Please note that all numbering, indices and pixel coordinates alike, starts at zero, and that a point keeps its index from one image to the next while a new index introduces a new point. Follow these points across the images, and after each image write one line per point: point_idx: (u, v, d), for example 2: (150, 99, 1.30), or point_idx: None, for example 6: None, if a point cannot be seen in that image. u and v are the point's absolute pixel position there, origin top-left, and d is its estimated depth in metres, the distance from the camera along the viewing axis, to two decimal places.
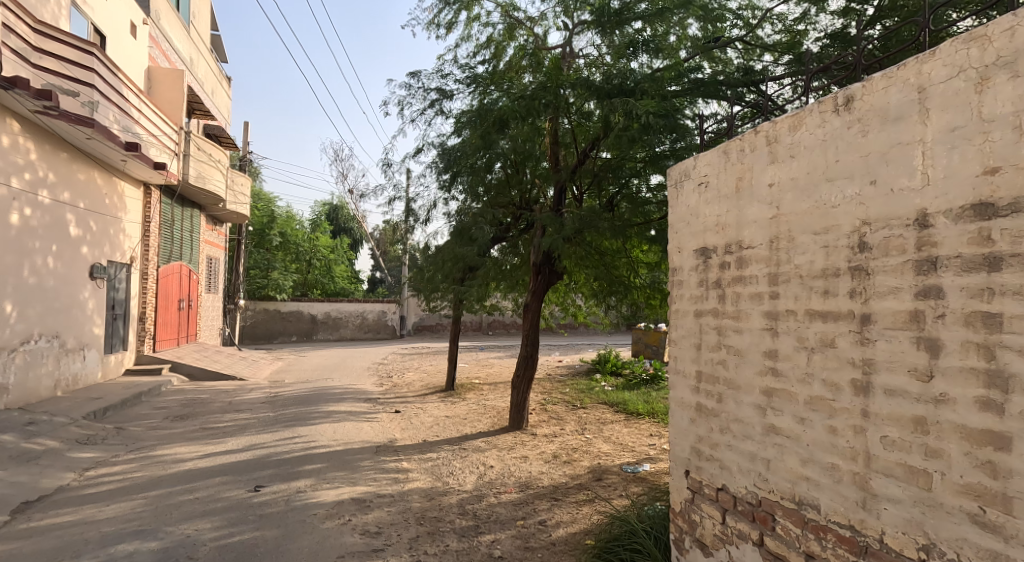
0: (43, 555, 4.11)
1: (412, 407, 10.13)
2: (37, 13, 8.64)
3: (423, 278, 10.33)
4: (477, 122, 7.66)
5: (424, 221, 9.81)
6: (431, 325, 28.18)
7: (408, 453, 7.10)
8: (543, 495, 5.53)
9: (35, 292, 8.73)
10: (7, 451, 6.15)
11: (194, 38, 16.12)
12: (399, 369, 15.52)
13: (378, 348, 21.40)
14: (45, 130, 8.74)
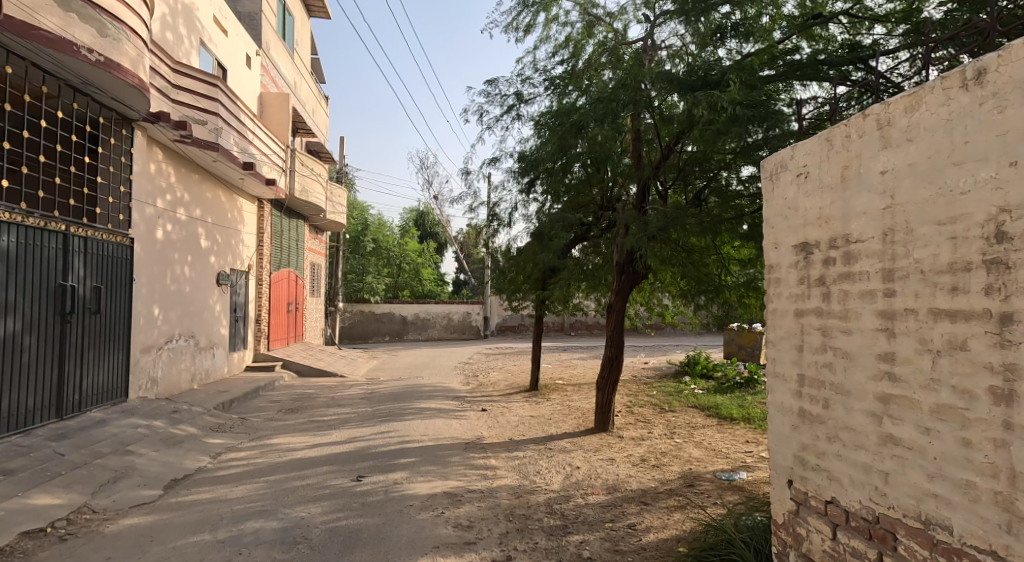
0: (189, 526, 4.61)
1: (499, 406, 10.26)
2: (174, 52, 9.61)
3: (506, 280, 10.56)
4: (558, 124, 7.67)
5: (507, 224, 9.95)
6: (514, 325, 28.35)
7: (496, 450, 7.20)
8: (631, 498, 5.40)
9: (176, 298, 9.65)
10: (157, 436, 6.97)
11: (298, 63, 17.34)
12: (486, 369, 15.75)
13: (464, 348, 21.83)
14: (181, 156, 9.68)
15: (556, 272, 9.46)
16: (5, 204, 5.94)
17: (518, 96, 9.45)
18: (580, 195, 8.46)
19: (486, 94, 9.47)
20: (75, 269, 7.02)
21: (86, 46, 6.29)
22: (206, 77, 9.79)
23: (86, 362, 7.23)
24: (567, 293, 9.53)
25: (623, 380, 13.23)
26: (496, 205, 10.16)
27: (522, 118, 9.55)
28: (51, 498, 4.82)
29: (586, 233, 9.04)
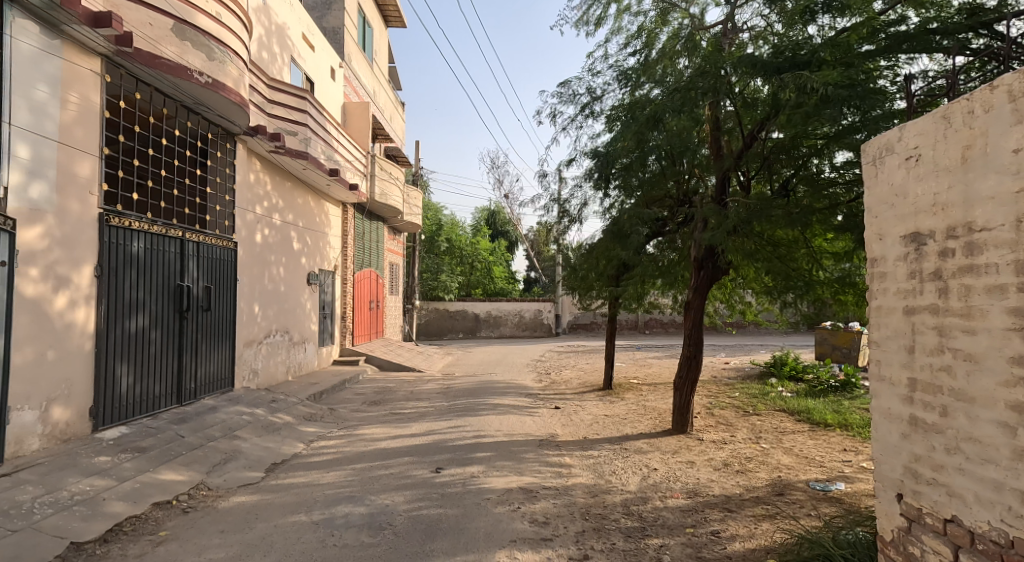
0: (286, 508, 4.89)
1: (572, 404, 10.13)
2: (268, 68, 10.16)
3: (578, 277, 10.46)
4: (631, 118, 7.42)
5: (578, 220, 9.81)
6: (586, 323, 27.97)
7: (571, 448, 7.10)
8: (714, 504, 5.14)
9: (272, 296, 10.23)
10: (259, 423, 7.47)
11: (377, 72, 17.93)
12: (558, 366, 15.65)
13: (536, 345, 21.84)
14: (276, 166, 10.23)
15: (629, 269, 9.45)
16: (135, 214, 6.52)
17: (592, 92, 9.24)
18: (656, 190, 8.25)
19: (559, 94, 9.49)
20: (190, 271, 7.57)
21: (197, 70, 6.86)
22: (295, 90, 10.26)
23: (200, 354, 7.80)
24: (643, 290, 9.33)
25: (702, 380, 12.74)
26: (568, 202, 10.07)
27: (597, 114, 9.38)
28: (176, 474, 5.39)
29: (661, 229, 8.55)
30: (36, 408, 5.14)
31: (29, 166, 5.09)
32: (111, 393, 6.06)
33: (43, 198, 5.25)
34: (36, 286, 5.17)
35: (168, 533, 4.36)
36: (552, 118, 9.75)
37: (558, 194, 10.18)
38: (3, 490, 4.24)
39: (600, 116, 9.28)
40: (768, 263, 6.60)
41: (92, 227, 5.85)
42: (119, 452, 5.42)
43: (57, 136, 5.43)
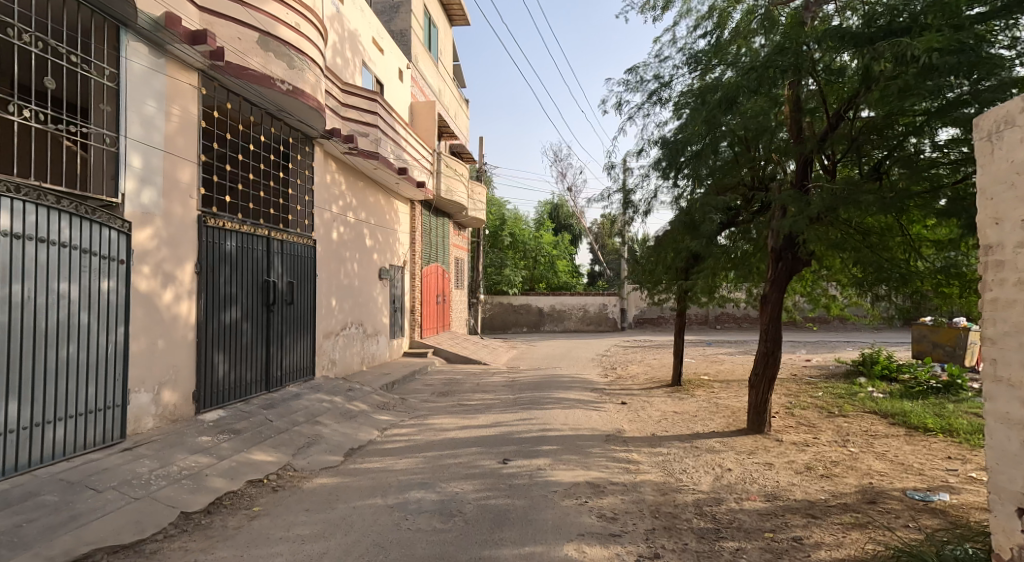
0: (363, 491, 5.11)
1: (639, 400, 9.96)
2: (341, 72, 10.54)
3: (644, 269, 10.26)
4: (700, 104, 7.23)
5: (644, 212, 9.64)
6: (653, 318, 27.35)
7: (638, 444, 6.99)
8: (796, 509, 4.91)
9: (348, 290, 10.67)
10: (337, 410, 7.83)
11: (442, 71, 18.24)
12: (624, 361, 15.43)
13: (601, 340, 21.62)
14: (349, 166, 10.59)
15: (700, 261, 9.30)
16: (228, 215, 6.98)
17: (659, 78, 9.02)
18: (728, 177, 7.95)
19: (625, 82, 9.34)
20: (275, 267, 8.02)
21: (279, 79, 7.23)
22: (366, 93, 10.58)
23: (285, 345, 8.27)
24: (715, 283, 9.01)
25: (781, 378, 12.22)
26: (633, 193, 9.88)
27: (664, 101, 9.14)
28: (266, 455, 5.75)
29: (734, 218, 8.39)
30: (151, 390, 5.65)
31: (141, 174, 5.56)
32: (209, 379, 6.53)
33: (153, 203, 5.71)
34: (148, 281, 5.62)
35: (262, 509, 4.67)
36: (617, 107, 9.61)
37: (624, 184, 10.02)
38: (123, 462, 4.69)
39: (666, 103, 9.07)
40: (856, 254, 6.22)
41: (193, 227, 6.32)
42: (217, 433, 5.85)
43: (163, 145, 5.89)
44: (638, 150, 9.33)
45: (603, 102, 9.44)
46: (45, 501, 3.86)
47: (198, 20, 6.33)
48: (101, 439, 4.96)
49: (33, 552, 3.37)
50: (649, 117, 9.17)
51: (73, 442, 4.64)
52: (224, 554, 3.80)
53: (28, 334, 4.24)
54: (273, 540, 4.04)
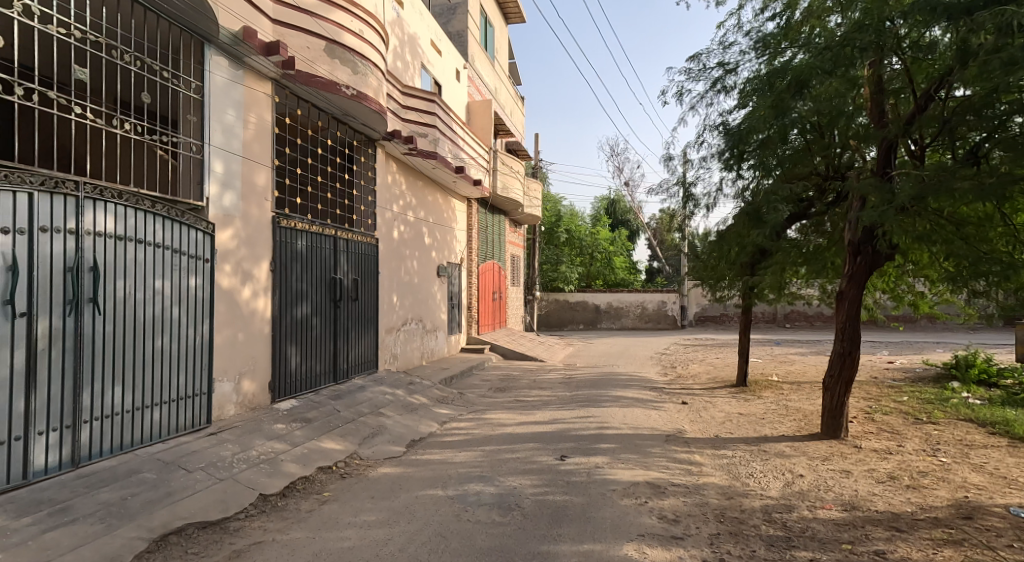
0: (425, 481, 5.34)
1: (701, 400, 9.80)
2: (401, 75, 10.87)
3: (706, 265, 10.08)
4: (767, 91, 7.14)
5: (705, 206, 9.57)
6: (715, 316, 26.59)
7: (701, 445, 6.93)
8: (877, 521, 4.70)
9: (408, 287, 11.02)
10: (399, 402, 8.15)
11: (498, 69, 18.44)
12: (685, 360, 15.19)
13: (660, 338, 21.32)
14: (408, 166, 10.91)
15: (767, 256, 9.23)
16: (299, 216, 7.40)
17: (724, 65, 8.86)
18: (798, 166, 7.67)
19: (687, 71, 9.25)
20: (341, 265, 8.42)
21: (344, 84, 7.56)
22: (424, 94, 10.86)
23: (351, 339, 8.67)
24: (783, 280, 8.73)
25: (860, 381, 11.72)
26: (694, 186, 9.73)
27: (729, 88, 8.96)
28: (335, 443, 6.09)
29: (807, 210, 8.44)
30: (233, 379, 6.09)
31: (222, 178, 5.98)
32: (283, 369, 6.94)
33: (233, 205, 6.14)
34: (229, 279, 6.05)
35: (331, 494, 4.97)
36: (678, 98, 9.52)
37: (684, 176, 9.88)
38: (209, 446, 5.09)
39: (730, 91, 8.94)
40: (947, 245, 5.79)
41: (268, 228, 6.74)
42: (290, 421, 6.24)
43: (241, 152, 6.31)
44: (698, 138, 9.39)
45: (664, 93, 9.47)
46: (144, 478, 4.27)
47: (271, 33, 6.78)
48: (190, 423, 5.41)
49: (137, 523, 3.75)
50: (712, 106, 9.19)
51: (167, 425, 5.09)
52: (298, 535, 4.09)
53: (129, 327, 4.66)
54: (343, 525, 4.31)
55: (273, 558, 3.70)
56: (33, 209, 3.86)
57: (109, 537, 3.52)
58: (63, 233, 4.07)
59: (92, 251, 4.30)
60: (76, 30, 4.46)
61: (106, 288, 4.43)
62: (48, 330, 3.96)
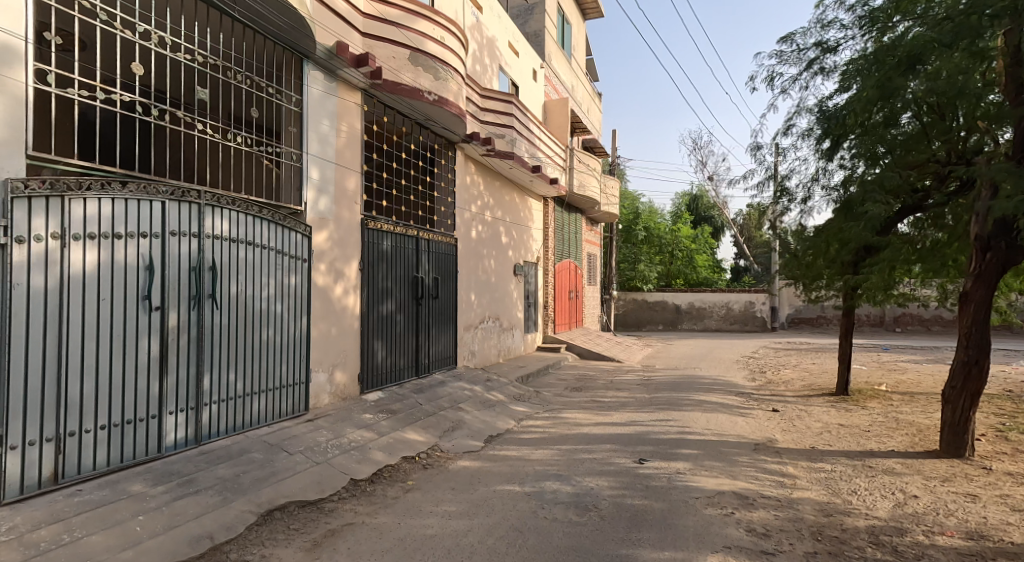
0: (502, 477, 5.51)
1: (794, 408, 9.25)
2: (479, 78, 11.15)
3: (799, 265, 9.55)
4: (873, 69, 6.83)
5: (802, 200, 9.29)
6: (810, 318, 24.94)
7: (794, 457, 6.41)
8: (1011, 555, 4.01)
9: (485, 286, 11.29)
10: (478, 398, 8.42)
11: (575, 67, 18.46)
12: (776, 365, 14.51)
13: (748, 341, 20.44)
14: (486, 166, 11.17)
15: (871, 253, 8.66)
16: (385, 218, 7.82)
17: (820, 45, 8.48)
18: (912, 154, 7.19)
19: (780, 53, 9.02)
20: (423, 264, 8.80)
21: (426, 90, 7.86)
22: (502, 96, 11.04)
23: (431, 335, 9.04)
24: (891, 280, 8.17)
25: (989, 395, 10.71)
26: (788, 179, 9.36)
27: (827, 70, 8.57)
28: (418, 435, 6.41)
29: (923, 202, 7.78)
30: (327, 371, 6.56)
31: (318, 184, 6.44)
32: (371, 363, 7.37)
33: (328, 209, 6.60)
34: (324, 277, 6.51)
35: (415, 483, 5.26)
36: (768, 83, 9.21)
37: (775, 169, 9.52)
38: (307, 431, 5.53)
39: (829, 73, 8.58)
40: None
41: (358, 230, 7.19)
42: (378, 412, 6.63)
43: (335, 159, 6.77)
44: (788, 123, 9.08)
45: (753, 78, 9.23)
46: (253, 457, 4.72)
47: (361, 45, 7.18)
48: (291, 410, 5.90)
49: (247, 498, 4.17)
50: (807, 89, 8.87)
51: (272, 411, 5.59)
52: (385, 519, 4.38)
53: (242, 321, 5.17)
54: (425, 513, 4.56)
55: (362, 539, 4.00)
56: (164, 215, 4.37)
57: (224, 509, 3.94)
58: (189, 237, 4.58)
59: (212, 252, 4.80)
60: (199, 55, 4.99)
61: (223, 285, 4.93)
62: (178, 321, 4.48)
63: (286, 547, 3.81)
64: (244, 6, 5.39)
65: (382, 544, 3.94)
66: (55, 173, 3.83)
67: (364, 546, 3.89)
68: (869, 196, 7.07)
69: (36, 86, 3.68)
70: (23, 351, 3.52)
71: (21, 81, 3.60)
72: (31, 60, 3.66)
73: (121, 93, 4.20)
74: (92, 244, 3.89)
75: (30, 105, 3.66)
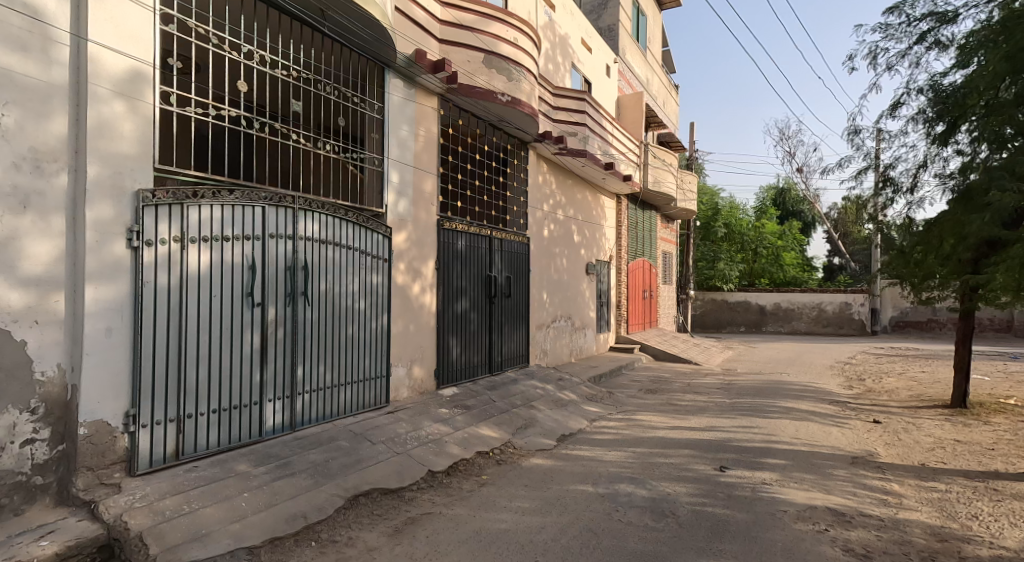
0: (576, 477, 5.56)
1: (899, 420, 8.55)
2: (552, 77, 11.22)
3: (905, 262, 8.84)
4: (999, 41, 6.31)
5: (912, 191, 8.67)
6: (919, 321, 22.98)
7: (899, 474, 5.92)
8: None
9: (557, 285, 11.34)
10: (550, 397, 8.50)
11: (651, 60, 18.13)
12: (877, 372, 13.58)
13: (844, 346, 19.26)
14: (559, 164, 11.22)
15: (996, 249, 7.71)
16: (460, 219, 8.06)
17: (938, 16, 7.91)
18: None
19: (887, 27, 8.50)
20: (496, 264, 8.97)
21: (500, 92, 8.02)
22: (575, 94, 11.05)
23: (504, 333, 9.20)
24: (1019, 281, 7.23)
25: None
26: (892, 168, 8.81)
27: (946, 43, 7.99)
28: (492, 431, 6.57)
29: None
30: (406, 365, 6.85)
31: (398, 187, 6.75)
32: (446, 359, 7.62)
33: (407, 211, 6.89)
34: (403, 276, 6.81)
35: (489, 478, 5.42)
36: (871, 60, 8.70)
37: (878, 157, 8.98)
38: (389, 422, 5.82)
39: (948, 47, 8.00)
40: None
41: (434, 231, 7.45)
42: (453, 407, 6.85)
43: (413, 162, 7.06)
44: (895, 103, 8.55)
45: (852, 57, 8.78)
46: (341, 445, 5.02)
47: (438, 51, 7.46)
48: (373, 402, 6.22)
49: (336, 482, 4.46)
50: (920, 65, 8.31)
51: (356, 402, 5.92)
52: (461, 511, 4.55)
53: (330, 316, 5.51)
54: (500, 508, 4.70)
55: (440, 529, 4.18)
56: (264, 219, 4.74)
57: (316, 491, 4.25)
58: (285, 239, 4.94)
59: (304, 253, 5.16)
60: (294, 71, 5.41)
61: (314, 283, 5.28)
62: (275, 317, 4.85)
63: (370, 531, 4.06)
64: (334, 23, 5.72)
65: (459, 536, 4.11)
66: (174, 183, 4.26)
67: (442, 536, 4.07)
68: (994, 184, 6.51)
69: (161, 106, 4.13)
70: (149, 341, 3.95)
71: (150, 102, 4.05)
72: (157, 84, 4.11)
73: (232, 111, 4.61)
74: (204, 247, 4.29)
75: (157, 122, 4.10)
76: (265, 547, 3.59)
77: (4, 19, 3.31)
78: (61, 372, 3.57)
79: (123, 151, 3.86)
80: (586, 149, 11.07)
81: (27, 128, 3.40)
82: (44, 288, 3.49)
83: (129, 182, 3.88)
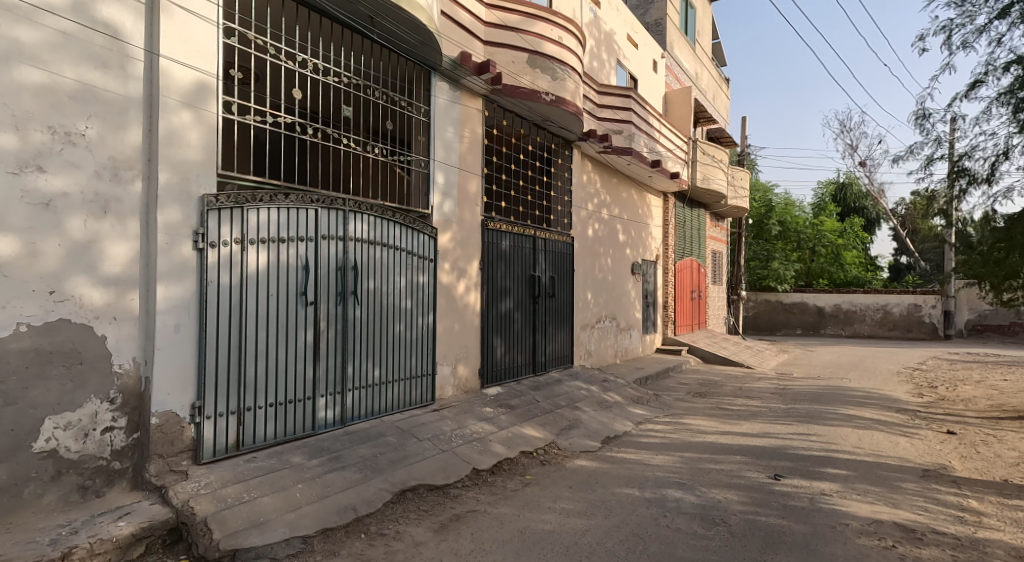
0: (623, 480, 5.53)
1: (977, 432, 8.08)
2: (597, 75, 11.15)
3: (983, 259, 8.34)
4: None
5: (990, 182, 8.17)
6: (1000, 325, 21.85)
7: (978, 490, 5.60)
8: None
9: (602, 285, 11.27)
10: (594, 398, 8.46)
11: (700, 54, 17.75)
12: (952, 379, 12.87)
13: (914, 351, 18.31)
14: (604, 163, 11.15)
15: None
16: (504, 219, 8.12)
17: None
18: None
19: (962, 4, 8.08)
20: (540, 264, 8.99)
21: (545, 92, 8.01)
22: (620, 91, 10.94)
23: (547, 333, 9.22)
24: None
25: None
26: (968, 156, 8.33)
27: None
28: (536, 431, 6.61)
29: None
30: (450, 364, 6.96)
31: (444, 188, 6.86)
32: (490, 358, 7.70)
33: (452, 211, 7.00)
34: (448, 276, 6.93)
35: (533, 478, 5.46)
36: (944, 41, 8.28)
37: (952, 146, 8.51)
38: (435, 420, 5.93)
39: None
40: None
41: (479, 231, 7.54)
42: (497, 406, 6.92)
43: (458, 163, 7.17)
44: (972, 85, 8.10)
45: (921, 38, 8.39)
46: (389, 440, 5.15)
47: (482, 53, 7.54)
48: (419, 399, 6.35)
49: (384, 477, 4.59)
50: (1000, 43, 7.84)
51: (403, 399, 6.07)
52: (506, 510, 4.60)
53: (378, 314, 5.67)
54: (545, 508, 4.73)
55: (485, 527, 4.24)
56: (317, 221, 4.92)
57: (366, 485, 4.38)
58: (336, 240, 5.12)
59: (354, 253, 5.32)
60: (344, 77, 5.56)
61: (364, 283, 5.45)
62: (327, 314, 5.02)
63: (416, 526, 4.16)
64: (381, 29, 5.83)
65: (504, 534, 4.15)
66: (234, 187, 4.47)
67: (487, 534, 4.13)
68: None
69: (223, 115, 4.33)
70: (213, 337, 4.17)
71: (213, 111, 4.25)
72: (219, 94, 4.31)
73: (286, 116, 4.82)
74: (261, 247, 4.49)
75: (220, 130, 4.30)
76: (317, 537, 3.73)
77: (88, 39, 3.59)
78: (135, 365, 3.81)
79: (190, 158, 4.08)
80: (632, 146, 10.95)
81: (107, 139, 3.67)
82: (122, 287, 3.73)
83: (195, 187, 4.10)
